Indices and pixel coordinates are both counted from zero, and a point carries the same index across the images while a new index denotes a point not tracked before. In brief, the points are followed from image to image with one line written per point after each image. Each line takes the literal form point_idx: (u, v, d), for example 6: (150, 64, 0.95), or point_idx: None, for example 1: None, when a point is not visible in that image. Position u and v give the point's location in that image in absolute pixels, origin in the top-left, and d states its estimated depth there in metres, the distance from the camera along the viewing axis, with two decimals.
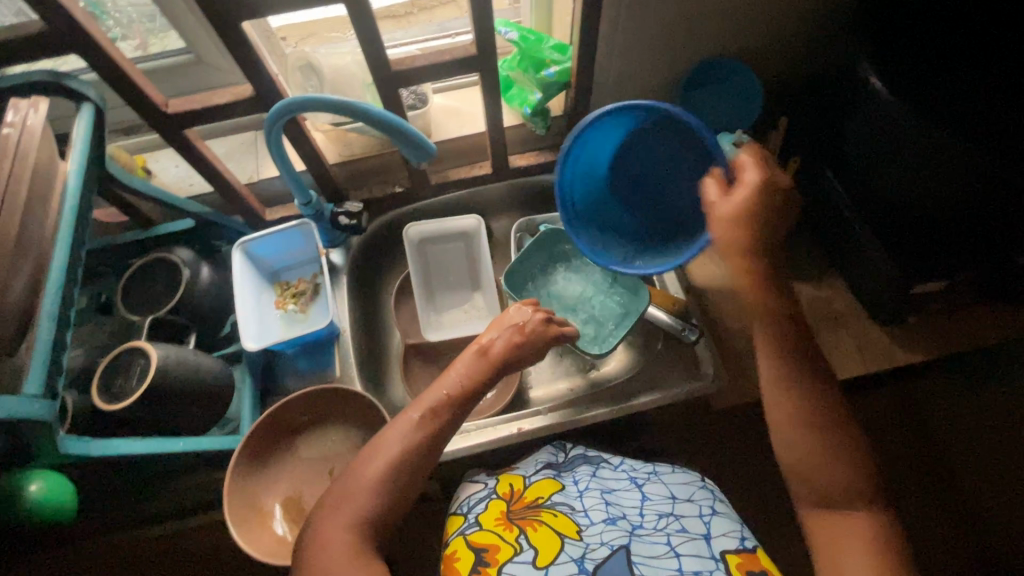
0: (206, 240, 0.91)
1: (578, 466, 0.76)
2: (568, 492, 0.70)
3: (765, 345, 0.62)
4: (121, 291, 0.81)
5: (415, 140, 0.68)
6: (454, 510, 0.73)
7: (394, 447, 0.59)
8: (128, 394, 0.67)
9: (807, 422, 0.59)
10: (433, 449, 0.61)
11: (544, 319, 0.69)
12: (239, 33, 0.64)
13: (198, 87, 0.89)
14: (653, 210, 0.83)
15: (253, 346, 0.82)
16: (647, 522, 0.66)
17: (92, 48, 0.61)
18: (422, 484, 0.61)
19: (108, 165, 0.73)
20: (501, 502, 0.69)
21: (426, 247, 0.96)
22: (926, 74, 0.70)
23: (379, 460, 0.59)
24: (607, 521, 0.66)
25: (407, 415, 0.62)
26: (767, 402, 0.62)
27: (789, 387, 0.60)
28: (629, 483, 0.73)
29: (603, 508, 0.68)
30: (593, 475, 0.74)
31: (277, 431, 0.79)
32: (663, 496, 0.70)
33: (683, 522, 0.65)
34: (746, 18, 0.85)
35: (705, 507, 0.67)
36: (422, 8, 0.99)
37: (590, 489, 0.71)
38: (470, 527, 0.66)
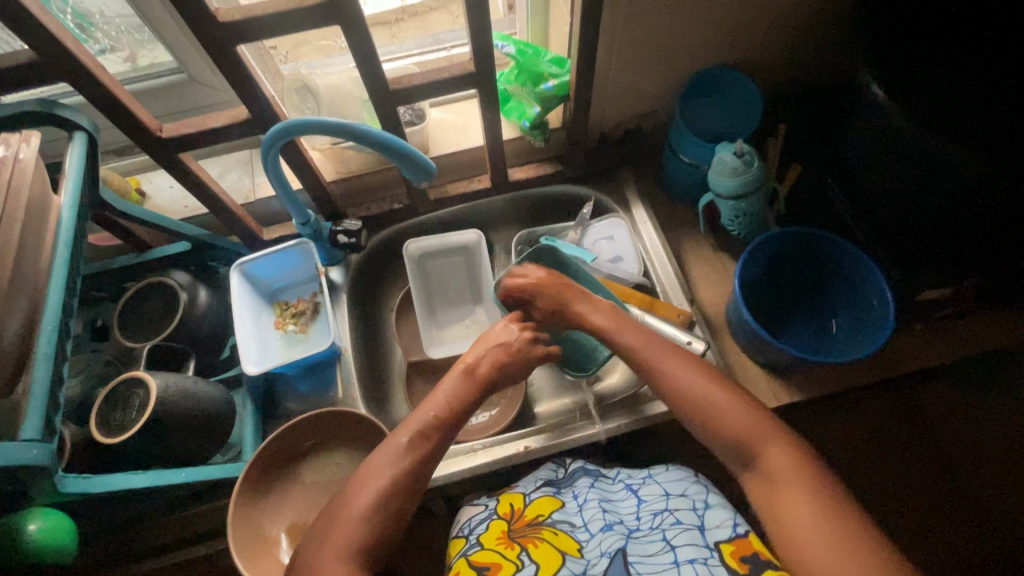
0: (203, 262, 0.90)
1: (577, 479, 0.74)
2: (568, 509, 0.70)
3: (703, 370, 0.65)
4: (116, 317, 0.80)
5: (415, 160, 0.67)
6: (454, 535, 0.73)
7: (382, 476, 0.58)
8: (127, 428, 0.66)
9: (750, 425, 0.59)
10: (420, 477, 0.60)
11: (530, 338, 0.71)
12: (235, 57, 0.62)
13: (191, 106, 0.88)
14: (777, 308, 0.93)
15: (255, 369, 0.81)
16: (643, 524, 0.65)
17: (84, 75, 0.60)
18: (412, 512, 0.60)
19: (100, 192, 0.72)
20: (502, 522, 0.69)
21: (427, 263, 0.96)
22: (939, 82, 0.70)
23: (370, 490, 0.57)
24: (605, 528, 0.65)
25: (393, 440, 0.61)
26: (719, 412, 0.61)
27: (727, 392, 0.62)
28: (626, 492, 0.72)
29: (600, 516, 0.67)
30: (592, 485, 0.73)
31: (279, 457, 0.78)
32: (657, 495, 0.69)
33: (678, 514, 0.64)
34: (746, 25, 0.84)
35: (699, 501, 0.66)
36: (412, 14, 0.99)
37: (589, 500, 0.70)
38: (471, 548, 0.66)
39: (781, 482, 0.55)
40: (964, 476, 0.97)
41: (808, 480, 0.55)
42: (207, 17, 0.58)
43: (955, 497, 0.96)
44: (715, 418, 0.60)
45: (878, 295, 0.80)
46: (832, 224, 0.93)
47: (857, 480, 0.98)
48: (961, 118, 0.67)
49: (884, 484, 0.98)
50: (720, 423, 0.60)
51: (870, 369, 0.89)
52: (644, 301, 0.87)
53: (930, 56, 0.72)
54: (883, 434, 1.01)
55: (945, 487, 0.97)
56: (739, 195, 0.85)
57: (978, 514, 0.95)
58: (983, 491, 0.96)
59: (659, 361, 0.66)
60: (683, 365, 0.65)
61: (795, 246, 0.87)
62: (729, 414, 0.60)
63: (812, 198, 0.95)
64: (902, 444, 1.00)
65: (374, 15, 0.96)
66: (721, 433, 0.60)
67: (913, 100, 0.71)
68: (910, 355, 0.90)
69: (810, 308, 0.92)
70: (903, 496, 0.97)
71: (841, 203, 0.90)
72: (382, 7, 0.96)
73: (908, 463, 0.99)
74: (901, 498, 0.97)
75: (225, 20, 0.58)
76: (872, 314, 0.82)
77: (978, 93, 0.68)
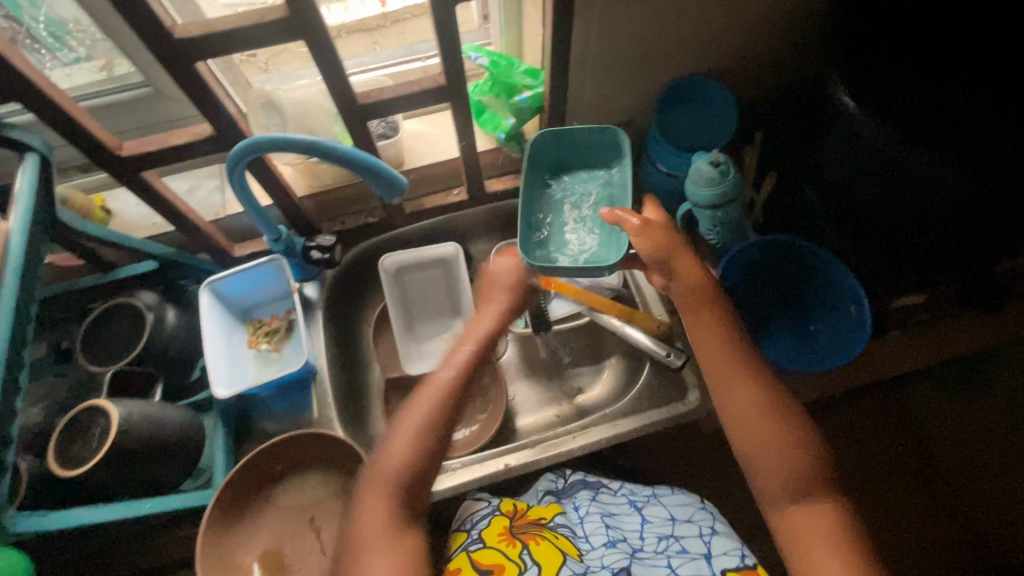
0: (171, 281, 0.87)
1: (578, 492, 0.77)
2: (570, 517, 0.72)
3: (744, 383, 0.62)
4: (79, 341, 0.77)
5: (386, 176, 0.66)
6: (455, 530, 0.73)
7: (417, 417, 0.66)
8: (88, 458, 0.63)
9: (789, 444, 0.59)
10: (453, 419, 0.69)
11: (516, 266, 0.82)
12: (195, 74, 0.60)
13: (156, 121, 0.86)
14: (766, 310, 0.89)
15: (224, 392, 0.79)
16: (647, 546, 0.65)
17: (35, 94, 0.58)
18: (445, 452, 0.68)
19: (58, 212, 0.69)
20: (505, 518, 0.70)
21: (403, 276, 0.94)
22: (899, 76, 0.72)
23: (409, 419, 0.67)
24: (608, 544, 0.65)
25: (438, 374, 0.70)
26: (755, 431, 0.61)
27: (772, 414, 0.61)
28: (629, 507, 0.73)
29: (603, 532, 0.68)
30: (593, 499, 0.75)
31: (250, 484, 0.75)
32: (662, 519, 0.69)
33: (683, 542, 0.64)
34: (720, 33, 0.84)
35: (705, 527, 0.66)
36: (394, 20, 0.98)
37: (590, 514, 0.72)
38: (474, 544, 0.66)
39: (807, 534, 0.56)
40: (978, 477, 0.92)
41: (826, 501, 0.57)
42: (161, 33, 0.56)
43: (970, 501, 0.91)
44: (769, 455, 0.59)
45: (855, 301, 0.81)
46: (809, 232, 0.93)
47: (867, 478, 0.93)
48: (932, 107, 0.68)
49: (895, 490, 0.92)
50: (774, 464, 0.59)
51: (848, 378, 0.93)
52: (624, 311, 0.90)
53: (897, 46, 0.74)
54: (889, 431, 0.96)
55: (942, 489, 0.92)
56: (715, 204, 0.84)
57: (993, 518, 0.90)
58: (998, 494, 0.91)
59: (706, 360, 0.65)
60: (753, 387, 0.62)
61: (774, 251, 0.87)
62: (768, 434, 0.60)
63: (789, 205, 0.96)
64: (910, 446, 0.95)
65: (355, 21, 0.96)
66: (769, 470, 0.59)
67: (877, 103, 0.73)
68: (890, 359, 0.94)
69: (799, 313, 0.88)
70: (913, 499, 0.91)
71: (815, 210, 0.90)
72: (364, 14, 0.95)
73: (903, 460, 0.94)
74: (915, 505, 0.91)
75: (182, 36, 0.57)
76: (847, 318, 0.83)
77: (939, 82, 0.69)
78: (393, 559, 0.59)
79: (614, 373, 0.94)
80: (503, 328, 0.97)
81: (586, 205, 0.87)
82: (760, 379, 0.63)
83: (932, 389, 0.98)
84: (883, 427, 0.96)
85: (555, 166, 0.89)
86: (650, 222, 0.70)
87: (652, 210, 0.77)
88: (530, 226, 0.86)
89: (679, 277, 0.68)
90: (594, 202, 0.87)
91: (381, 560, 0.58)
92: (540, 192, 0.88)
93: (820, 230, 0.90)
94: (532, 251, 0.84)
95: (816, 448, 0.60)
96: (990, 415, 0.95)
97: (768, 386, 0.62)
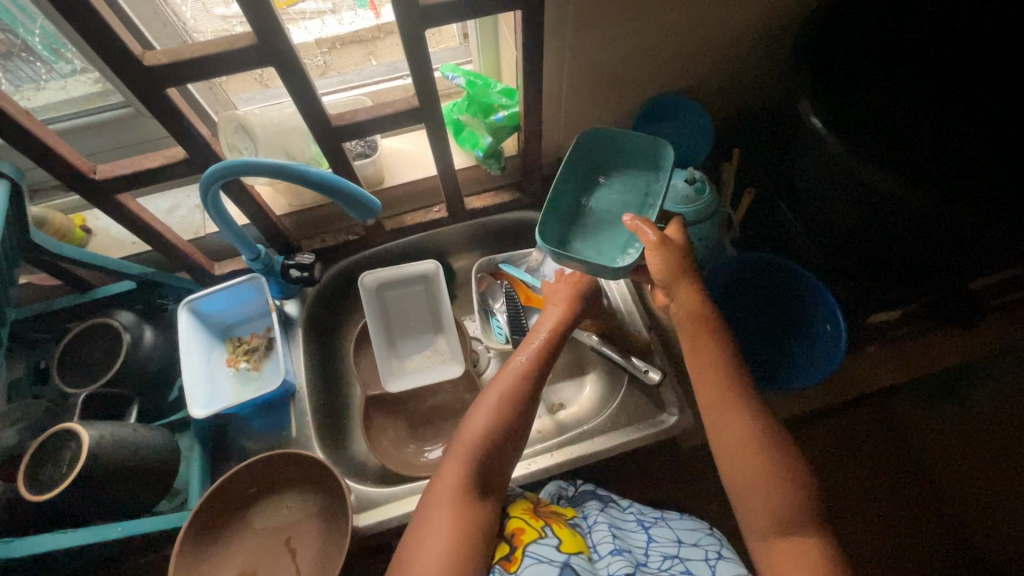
0: (150, 300, 0.87)
1: (587, 502, 0.77)
2: (581, 523, 0.72)
3: (731, 404, 0.61)
4: (54, 362, 0.77)
5: (359, 199, 0.67)
6: None
7: (484, 416, 0.65)
8: (57, 483, 0.63)
9: (776, 467, 0.58)
10: (538, 386, 0.69)
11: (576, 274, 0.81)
12: (165, 99, 0.61)
13: (135, 141, 0.86)
14: (743, 326, 0.89)
15: (201, 412, 0.78)
16: (652, 562, 0.66)
17: (5, 122, 0.58)
18: (529, 422, 0.68)
19: (32, 235, 0.70)
20: (529, 501, 0.73)
21: (384, 292, 0.94)
22: (867, 108, 0.73)
23: (479, 419, 0.65)
24: (614, 551, 0.65)
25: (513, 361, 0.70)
26: (740, 452, 0.59)
27: (759, 437, 0.59)
28: (637, 525, 0.73)
29: (611, 539, 0.68)
30: (602, 510, 0.75)
31: (225, 506, 0.75)
32: (669, 539, 0.70)
33: (688, 564, 0.65)
34: (695, 53, 0.85)
35: (711, 551, 0.67)
36: (389, 32, 0.95)
37: (599, 523, 0.71)
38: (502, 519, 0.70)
39: (786, 566, 0.54)
40: (955, 489, 0.93)
41: (812, 527, 0.56)
42: (131, 62, 0.56)
43: (945, 513, 0.92)
44: (756, 489, 0.58)
45: (832, 319, 0.81)
46: (789, 249, 0.94)
47: (844, 493, 0.93)
48: (906, 142, 0.70)
49: (871, 503, 0.93)
50: (760, 498, 0.57)
51: (827, 395, 0.94)
52: (599, 326, 0.90)
53: (864, 74, 0.76)
54: (865, 445, 0.96)
55: (921, 501, 0.93)
56: (692, 221, 0.85)
57: (968, 528, 0.90)
58: (975, 503, 0.92)
59: (701, 379, 0.63)
60: (743, 418, 0.60)
61: (753, 270, 0.89)
62: (754, 459, 0.58)
63: (767, 221, 0.97)
64: (887, 459, 0.95)
65: (348, 33, 0.93)
66: (758, 501, 0.57)
67: (852, 131, 0.72)
68: (869, 375, 0.95)
69: (774, 329, 0.88)
70: (890, 511, 0.92)
71: (792, 226, 0.90)
72: (358, 26, 0.92)
73: (884, 476, 0.94)
74: (893, 517, 0.92)
75: (151, 63, 0.57)
76: (821, 335, 0.83)
77: (907, 116, 0.72)
78: (453, 524, 0.59)
79: (595, 389, 0.94)
80: (483, 345, 0.97)
81: (621, 207, 0.80)
82: (749, 399, 0.61)
83: (911, 402, 0.98)
84: (859, 442, 0.96)
85: (602, 160, 0.82)
86: (667, 241, 0.66)
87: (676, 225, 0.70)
88: (557, 211, 0.79)
89: (678, 300, 0.66)
90: (630, 203, 0.79)
91: (444, 523, 0.59)
92: (582, 182, 0.81)
93: (802, 249, 0.91)
94: (551, 237, 0.78)
95: (802, 472, 0.58)
96: (968, 426, 0.96)
97: (763, 415, 0.61)
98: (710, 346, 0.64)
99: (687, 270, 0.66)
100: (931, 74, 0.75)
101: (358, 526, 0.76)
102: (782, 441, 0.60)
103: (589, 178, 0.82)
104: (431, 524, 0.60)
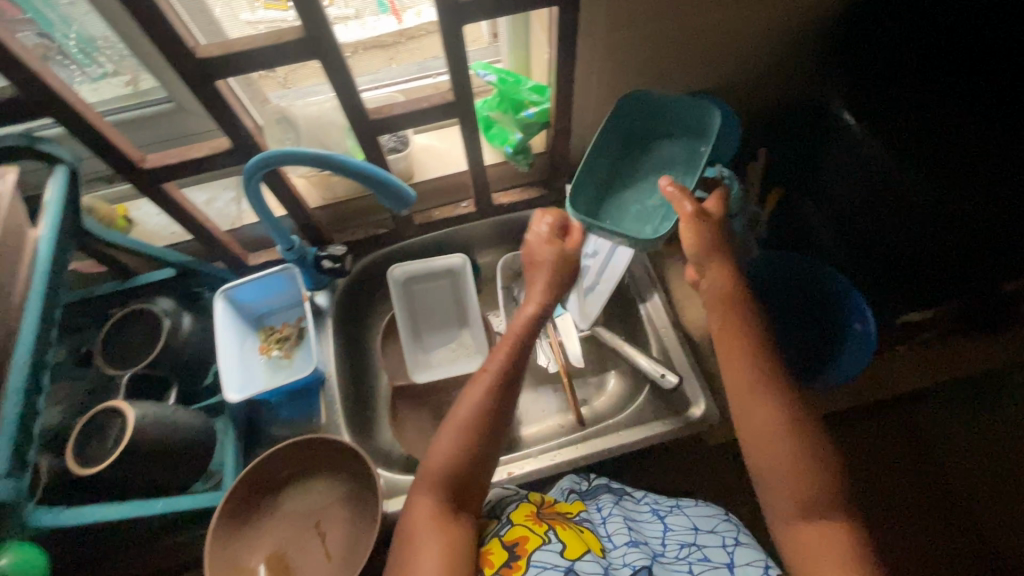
0: (188, 288, 0.90)
1: (601, 494, 0.77)
2: (592, 515, 0.73)
3: (763, 389, 0.61)
4: (98, 345, 0.80)
5: (395, 189, 0.69)
6: (486, 517, 0.75)
7: (448, 443, 0.64)
8: (102, 459, 0.66)
9: (805, 453, 0.58)
10: (505, 403, 0.67)
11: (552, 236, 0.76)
12: (215, 90, 0.64)
13: (178, 134, 0.89)
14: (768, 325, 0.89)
15: (235, 397, 0.81)
16: (669, 551, 0.67)
17: (67, 111, 0.61)
18: (498, 440, 0.67)
19: (84, 221, 0.73)
20: (530, 504, 0.72)
21: (412, 285, 0.96)
22: (899, 105, 0.73)
23: (444, 446, 0.65)
24: (629, 544, 0.67)
25: (478, 377, 0.68)
26: (767, 436, 0.59)
27: (787, 424, 0.59)
28: (651, 514, 0.75)
29: (625, 531, 0.69)
30: (616, 502, 0.76)
31: (262, 486, 0.77)
32: (686, 527, 0.71)
33: (706, 551, 0.66)
34: (724, 50, 0.85)
35: (729, 538, 0.68)
36: (410, 37, 0.96)
37: (613, 515, 0.73)
38: (504, 527, 0.69)
39: (812, 548, 0.56)
40: (981, 495, 0.91)
41: (838, 509, 0.56)
42: (184, 54, 0.59)
43: (972, 519, 0.90)
44: (783, 477, 0.58)
45: (859, 317, 0.80)
46: (812, 246, 0.94)
47: (869, 494, 0.92)
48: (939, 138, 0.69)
49: (896, 506, 0.91)
50: (787, 485, 0.58)
51: (855, 395, 0.93)
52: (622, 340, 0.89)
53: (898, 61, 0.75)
54: (891, 446, 0.95)
55: (952, 506, 0.91)
56: None
57: (994, 536, 0.89)
58: (1000, 512, 0.90)
59: (729, 361, 0.63)
60: (771, 407, 0.60)
61: (777, 270, 0.89)
62: (782, 445, 0.58)
63: (791, 218, 0.97)
64: (914, 462, 0.94)
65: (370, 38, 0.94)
66: (783, 484, 0.58)
67: (887, 129, 0.73)
68: (897, 379, 0.93)
69: (802, 327, 0.87)
70: (916, 513, 0.91)
71: (817, 224, 0.90)
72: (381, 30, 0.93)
73: (914, 481, 0.93)
74: (918, 520, 0.90)
75: (204, 56, 0.60)
76: (849, 335, 0.81)
77: (946, 108, 0.69)
78: (442, 545, 0.60)
79: (619, 386, 0.94)
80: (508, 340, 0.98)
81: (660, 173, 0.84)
82: (780, 383, 0.61)
83: (939, 407, 0.97)
84: (886, 444, 0.95)
85: (648, 130, 0.85)
86: (701, 214, 0.68)
87: (715, 198, 0.71)
88: (590, 183, 0.84)
89: (710, 278, 0.68)
90: (672, 171, 0.83)
91: (434, 544, 0.59)
92: (626, 143, 0.85)
93: (821, 244, 0.92)
94: (589, 195, 0.84)
95: (829, 457, 0.58)
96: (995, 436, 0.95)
97: (798, 405, 0.60)
98: (742, 331, 0.64)
99: (721, 249, 0.68)
100: (977, 51, 0.70)
101: (385, 511, 0.77)
102: (812, 428, 0.59)
103: (626, 149, 0.86)
104: (419, 549, 0.59)
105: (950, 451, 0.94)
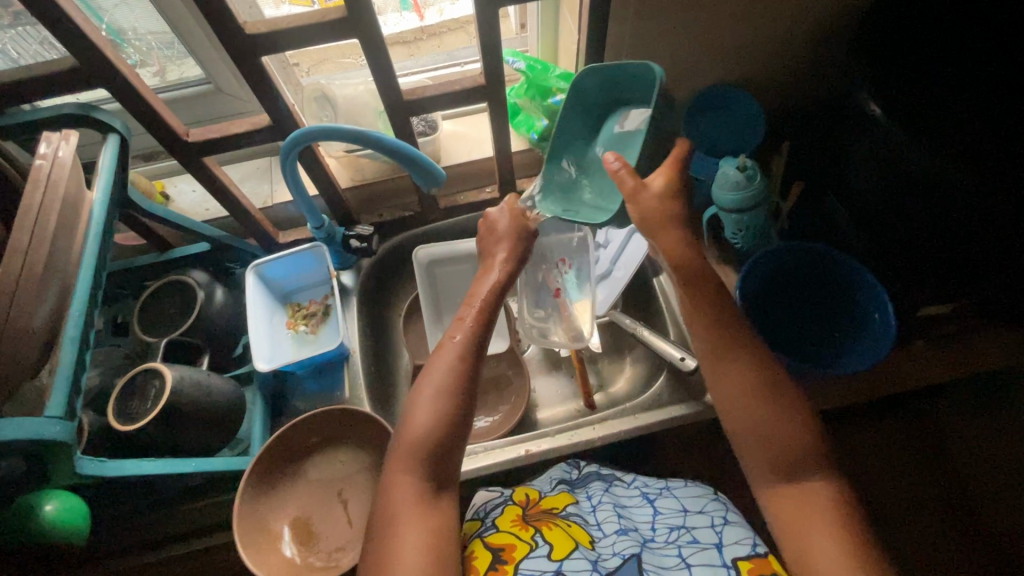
0: (221, 263, 0.94)
1: (591, 482, 0.79)
2: (582, 505, 0.74)
3: (743, 357, 0.61)
4: (136, 312, 0.83)
5: (426, 166, 0.71)
6: (469, 518, 0.75)
7: (424, 414, 0.60)
8: (142, 417, 0.69)
9: (802, 420, 0.59)
10: (475, 371, 0.64)
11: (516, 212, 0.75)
12: (260, 67, 0.66)
13: (216, 115, 0.93)
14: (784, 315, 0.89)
15: (264, 366, 0.83)
16: (659, 536, 0.68)
17: (121, 83, 0.64)
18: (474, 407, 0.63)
19: (128, 192, 0.76)
20: (517, 506, 0.72)
21: (435, 268, 0.97)
22: (927, 94, 0.72)
23: (416, 422, 0.60)
24: (619, 532, 0.68)
25: (449, 340, 0.65)
26: (739, 399, 0.60)
27: (766, 390, 0.60)
28: (641, 499, 0.76)
29: (615, 520, 0.71)
30: (605, 490, 0.77)
31: (287, 455, 0.80)
32: (673, 509, 0.72)
33: (695, 533, 0.67)
34: (750, 43, 0.87)
35: (718, 517, 0.69)
36: (432, 34, 1.02)
37: (603, 502, 0.74)
38: (488, 530, 0.69)
39: (797, 512, 0.56)
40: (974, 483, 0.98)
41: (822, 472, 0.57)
42: (235, 31, 0.62)
43: (962, 503, 0.97)
44: (764, 440, 0.59)
45: (879, 308, 0.80)
46: (835, 239, 0.94)
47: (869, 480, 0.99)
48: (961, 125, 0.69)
49: (892, 491, 0.99)
50: (768, 447, 0.58)
51: (870, 389, 0.93)
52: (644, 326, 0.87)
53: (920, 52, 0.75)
54: (888, 436, 1.03)
55: (946, 491, 0.98)
56: (745, 206, 0.83)
57: (983, 520, 0.95)
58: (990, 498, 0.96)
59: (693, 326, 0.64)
60: (745, 369, 0.61)
61: (799, 259, 0.88)
62: (757, 411, 0.59)
63: (812, 212, 0.99)
64: (911, 451, 1.01)
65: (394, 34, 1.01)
66: (763, 447, 0.59)
67: (908, 117, 0.73)
68: (918, 375, 0.93)
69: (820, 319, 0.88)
70: (910, 496, 0.98)
71: (841, 218, 0.92)
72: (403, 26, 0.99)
73: (909, 470, 0.99)
74: (912, 504, 0.97)
75: (252, 32, 0.62)
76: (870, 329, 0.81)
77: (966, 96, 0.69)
78: (428, 526, 0.57)
79: (634, 372, 0.96)
80: None
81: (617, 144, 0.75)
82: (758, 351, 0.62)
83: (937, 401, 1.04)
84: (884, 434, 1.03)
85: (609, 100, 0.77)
86: (644, 189, 0.65)
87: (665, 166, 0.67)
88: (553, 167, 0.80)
89: (663, 248, 0.65)
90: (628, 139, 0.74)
91: (417, 525, 0.56)
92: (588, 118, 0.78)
93: (843, 238, 0.92)
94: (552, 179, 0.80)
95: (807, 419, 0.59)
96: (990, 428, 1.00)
97: (767, 370, 0.60)
98: (712, 300, 0.64)
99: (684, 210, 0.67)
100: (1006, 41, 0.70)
101: None
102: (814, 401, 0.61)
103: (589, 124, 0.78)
104: (402, 532, 0.56)
105: (947, 442, 1.01)
